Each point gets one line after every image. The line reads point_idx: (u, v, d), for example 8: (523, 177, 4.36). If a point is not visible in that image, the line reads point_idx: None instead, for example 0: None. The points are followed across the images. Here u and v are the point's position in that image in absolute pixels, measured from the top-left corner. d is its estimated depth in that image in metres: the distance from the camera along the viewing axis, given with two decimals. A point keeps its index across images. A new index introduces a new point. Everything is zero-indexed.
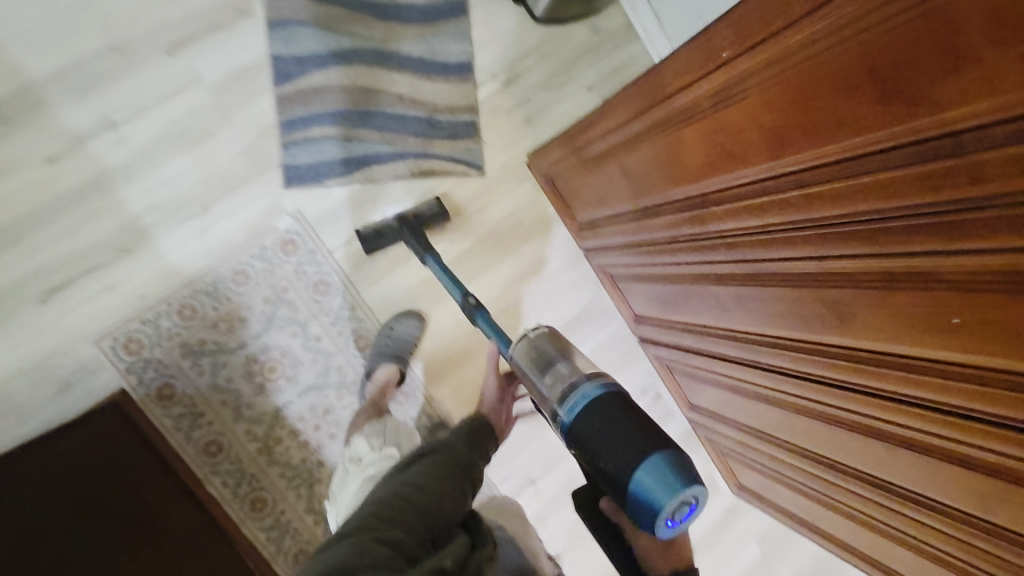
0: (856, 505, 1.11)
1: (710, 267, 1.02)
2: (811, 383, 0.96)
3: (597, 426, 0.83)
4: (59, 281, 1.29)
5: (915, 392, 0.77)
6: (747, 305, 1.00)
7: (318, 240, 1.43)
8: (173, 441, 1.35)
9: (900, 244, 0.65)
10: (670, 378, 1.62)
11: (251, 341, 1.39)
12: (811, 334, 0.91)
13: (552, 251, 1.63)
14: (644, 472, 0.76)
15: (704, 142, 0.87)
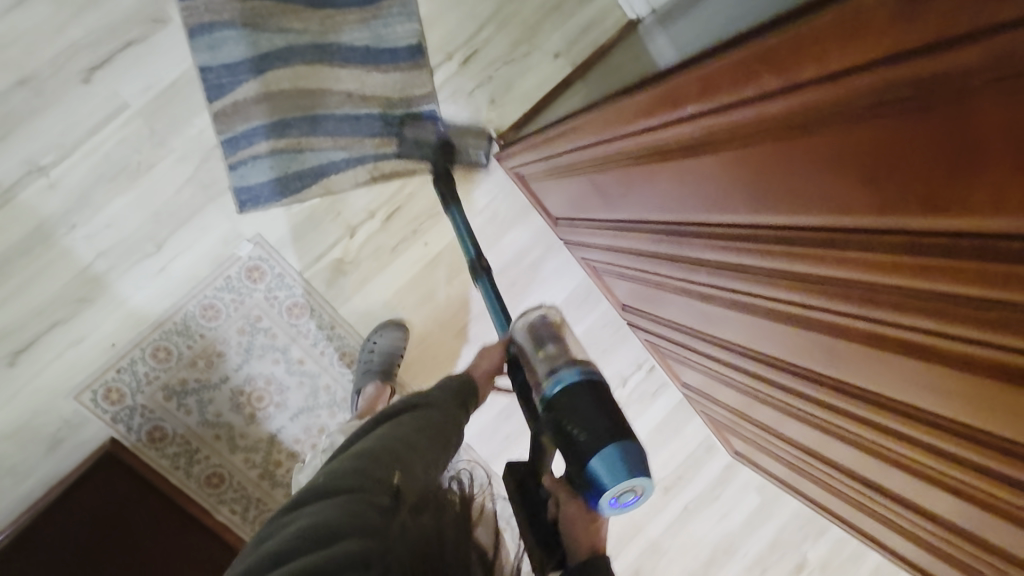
0: (851, 493, 1.11)
1: (692, 287, 0.96)
2: (800, 399, 0.93)
3: (576, 402, 0.75)
4: (23, 341, 1.24)
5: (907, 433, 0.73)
6: (733, 324, 0.95)
7: (285, 263, 1.37)
8: (173, 479, 1.34)
9: (898, 312, 0.58)
10: (661, 358, 1.60)
11: (233, 374, 1.36)
12: (796, 360, 0.86)
13: (534, 238, 1.55)
14: (600, 457, 0.70)
15: (673, 181, 0.78)
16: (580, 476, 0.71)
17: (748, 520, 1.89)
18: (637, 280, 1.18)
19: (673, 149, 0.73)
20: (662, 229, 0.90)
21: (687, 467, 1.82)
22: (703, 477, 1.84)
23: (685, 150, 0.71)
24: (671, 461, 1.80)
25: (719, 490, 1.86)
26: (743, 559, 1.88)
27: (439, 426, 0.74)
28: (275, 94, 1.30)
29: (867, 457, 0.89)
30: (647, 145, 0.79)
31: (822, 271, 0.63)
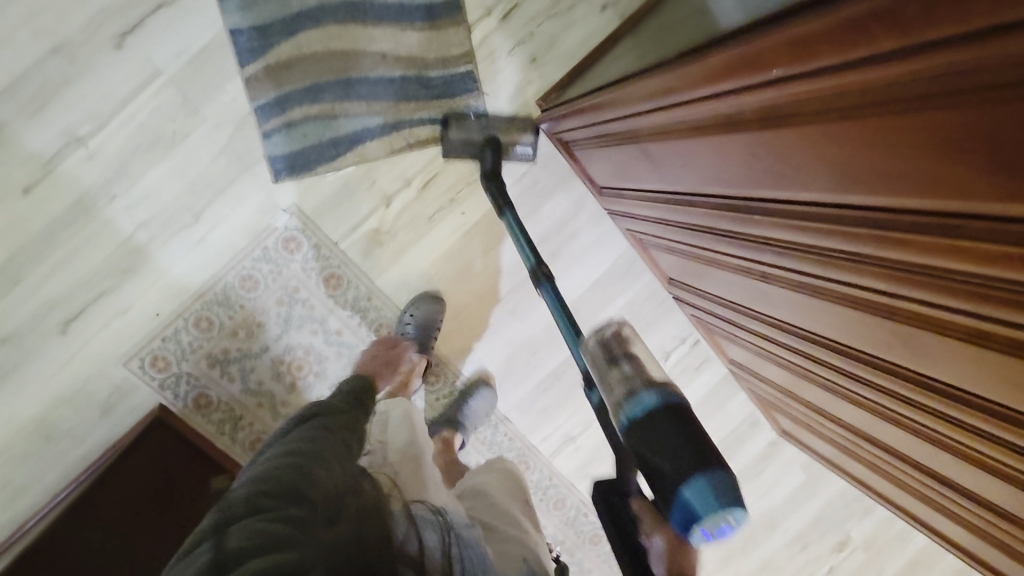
0: (903, 483, 1.07)
1: (748, 268, 0.91)
2: (854, 390, 0.88)
3: (651, 428, 0.63)
4: (72, 311, 1.27)
5: (971, 438, 0.68)
6: (785, 305, 0.90)
7: (321, 233, 1.35)
8: (220, 444, 1.38)
9: (981, 311, 0.52)
10: (707, 332, 1.55)
11: (273, 343, 1.37)
12: (851, 352, 0.81)
13: (575, 207, 1.48)
14: (686, 486, 0.58)
15: (729, 154, 0.74)
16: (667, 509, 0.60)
17: (791, 497, 1.84)
18: (685, 255, 1.13)
19: (736, 116, 0.69)
20: (710, 205, 0.86)
21: (729, 442, 1.77)
22: (746, 452, 1.80)
23: (749, 121, 0.67)
24: (713, 436, 1.76)
25: (762, 465, 1.82)
26: (783, 534, 1.85)
27: (339, 423, 0.85)
28: (307, 57, 1.26)
29: (926, 454, 0.84)
30: (705, 115, 0.75)
31: (884, 255, 0.60)
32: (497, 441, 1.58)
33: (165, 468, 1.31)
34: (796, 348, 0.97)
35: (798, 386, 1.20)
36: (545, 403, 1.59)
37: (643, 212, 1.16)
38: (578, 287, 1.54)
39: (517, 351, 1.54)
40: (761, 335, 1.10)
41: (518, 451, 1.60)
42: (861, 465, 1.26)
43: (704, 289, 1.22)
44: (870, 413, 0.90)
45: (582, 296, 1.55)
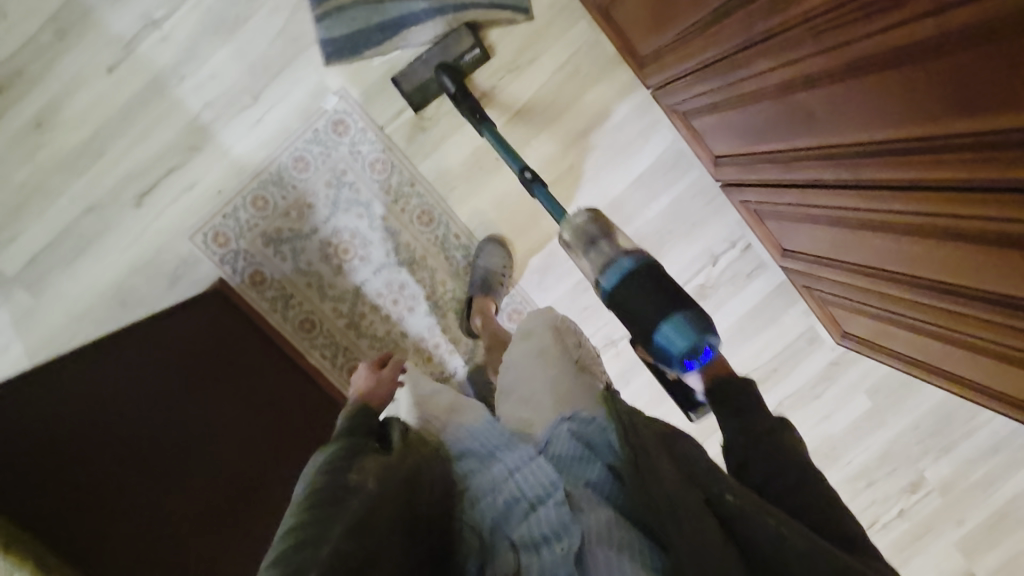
0: (911, 320, 1.10)
1: (817, 141, 0.93)
2: (852, 198, 0.95)
3: (630, 289, 0.94)
4: (147, 184, 1.39)
5: (920, 202, 0.81)
6: (780, 123, 0.98)
7: (367, 116, 1.40)
8: (272, 321, 1.47)
9: (906, 73, 0.69)
10: (755, 221, 1.43)
11: (322, 225, 1.45)
12: (840, 149, 0.89)
13: (619, 96, 1.45)
14: (665, 325, 0.89)
15: (843, 10, 0.72)
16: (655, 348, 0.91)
17: (853, 425, 1.74)
18: (724, 119, 1.15)
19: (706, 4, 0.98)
20: (801, 28, 0.81)
21: (785, 358, 1.67)
22: (803, 371, 1.69)
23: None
24: (767, 350, 1.66)
25: (821, 388, 1.70)
26: (847, 468, 1.77)
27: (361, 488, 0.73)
28: None
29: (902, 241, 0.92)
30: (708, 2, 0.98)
31: (1007, 180, 0.66)
32: None
33: (228, 338, 1.36)
34: (839, 225, 1.06)
35: (817, 241, 1.19)
36: (586, 303, 1.56)
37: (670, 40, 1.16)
38: (622, 182, 1.51)
39: (556, 247, 1.53)
40: (774, 180, 1.13)
41: None
42: (887, 335, 1.24)
43: (731, 144, 1.21)
44: (864, 219, 0.97)
45: (623, 191, 1.52)
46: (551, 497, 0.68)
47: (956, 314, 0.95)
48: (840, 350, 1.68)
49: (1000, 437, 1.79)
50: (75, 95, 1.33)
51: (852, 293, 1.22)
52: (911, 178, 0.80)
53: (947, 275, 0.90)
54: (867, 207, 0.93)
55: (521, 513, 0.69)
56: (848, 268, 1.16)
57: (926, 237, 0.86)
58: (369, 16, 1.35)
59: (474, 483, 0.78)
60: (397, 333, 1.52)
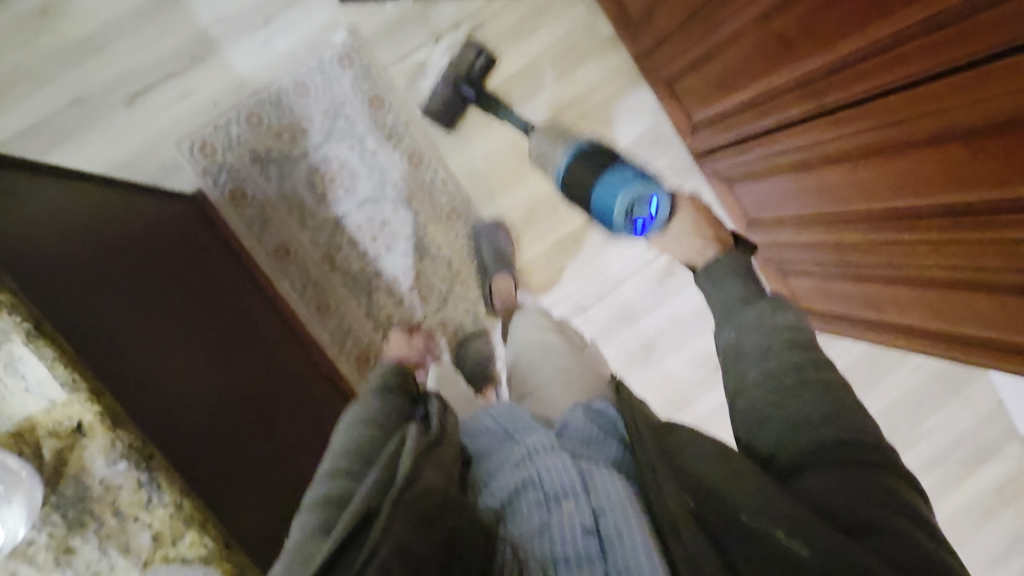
0: (872, 268, 1.16)
1: (789, 72, 1.04)
2: (820, 127, 1.04)
3: (576, 175, 1.16)
4: (143, 86, 1.39)
5: (882, 107, 0.91)
6: (755, 62, 1.10)
7: (373, 56, 1.47)
8: (246, 241, 1.45)
9: None
10: (726, 196, 1.51)
11: (312, 152, 1.47)
12: (811, 71, 0.99)
13: (608, 73, 1.58)
14: (599, 189, 1.11)
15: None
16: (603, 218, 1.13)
17: None
18: (703, 72, 1.26)
19: None
20: None
21: None
22: None
23: None
24: None
25: None
26: None
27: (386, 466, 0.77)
28: None
29: (866, 163, 1.01)
30: None
31: (954, 57, 0.76)
32: None
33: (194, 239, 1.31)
34: (801, 168, 1.16)
35: (785, 196, 1.27)
36: (560, 265, 1.60)
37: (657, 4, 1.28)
38: None
39: (538, 206, 1.58)
40: (749, 131, 1.23)
41: None
42: (850, 297, 1.30)
43: (708, 104, 1.32)
44: (830, 149, 1.06)
45: None
46: (575, 498, 0.69)
47: (914, 240, 1.01)
48: None
49: (939, 450, 1.86)
50: None
51: (817, 252, 1.29)
52: (874, 83, 0.90)
53: (906, 193, 0.98)
54: (834, 132, 1.02)
55: (535, 505, 0.70)
56: (815, 220, 1.23)
57: (887, 150, 0.95)
58: None
59: (483, 466, 0.82)
60: (371, 271, 1.51)
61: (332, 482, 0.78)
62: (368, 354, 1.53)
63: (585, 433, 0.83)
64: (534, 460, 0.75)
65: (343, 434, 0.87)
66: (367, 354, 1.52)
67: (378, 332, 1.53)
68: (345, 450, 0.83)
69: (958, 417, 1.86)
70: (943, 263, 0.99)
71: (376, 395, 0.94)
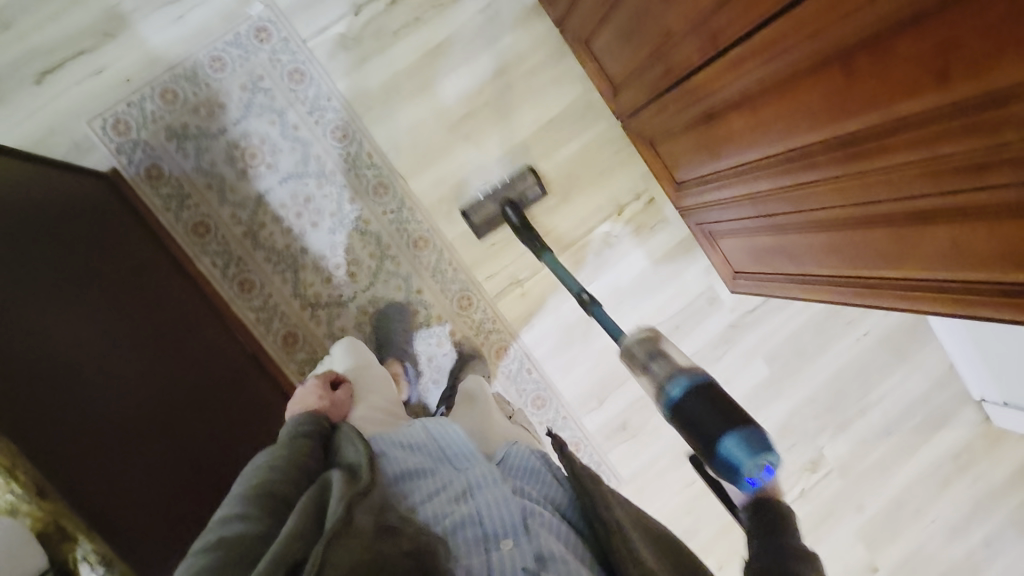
0: (783, 218, 1.13)
1: (686, 14, 1.02)
2: (718, 68, 1.02)
3: (695, 402, 0.93)
4: (52, 63, 1.36)
5: (768, 42, 0.88)
6: (653, 6, 1.08)
7: (291, 28, 1.45)
8: (163, 220, 1.41)
9: None
10: (654, 159, 1.49)
11: (231, 127, 1.43)
12: (701, 10, 0.97)
13: (535, 43, 1.56)
14: (730, 436, 0.87)
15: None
16: (720, 465, 0.86)
17: (754, 394, 1.74)
18: (615, 26, 1.24)
19: None
20: None
21: (686, 317, 1.69)
22: (704, 331, 1.71)
23: None
24: (669, 307, 1.68)
25: (723, 350, 1.72)
26: None
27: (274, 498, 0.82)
28: None
29: (759, 103, 0.99)
30: None
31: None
32: (440, 271, 1.55)
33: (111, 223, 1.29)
34: (713, 118, 1.14)
35: (703, 152, 1.25)
36: (493, 238, 1.57)
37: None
38: (533, 123, 1.58)
39: (468, 177, 1.56)
40: (661, 85, 1.22)
41: (461, 286, 1.56)
42: (772, 253, 1.27)
43: (627, 63, 1.30)
44: (730, 89, 1.03)
45: (535, 132, 1.59)
46: (514, 539, 0.75)
47: (817, 184, 0.98)
48: (738, 313, 1.71)
49: (891, 418, 1.83)
50: None
51: (738, 208, 1.26)
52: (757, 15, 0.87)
53: (799, 131, 0.95)
54: (731, 74, 1.00)
55: (473, 544, 0.76)
56: (730, 173, 1.21)
57: (777, 85, 0.93)
58: None
59: (423, 485, 0.85)
60: (296, 249, 1.48)
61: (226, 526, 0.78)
62: (295, 334, 1.50)
63: (519, 466, 0.91)
64: (477, 495, 0.81)
65: (245, 476, 0.88)
66: (294, 335, 1.50)
67: (305, 312, 1.49)
68: (239, 493, 0.84)
69: (908, 384, 1.84)
70: (843, 206, 0.96)
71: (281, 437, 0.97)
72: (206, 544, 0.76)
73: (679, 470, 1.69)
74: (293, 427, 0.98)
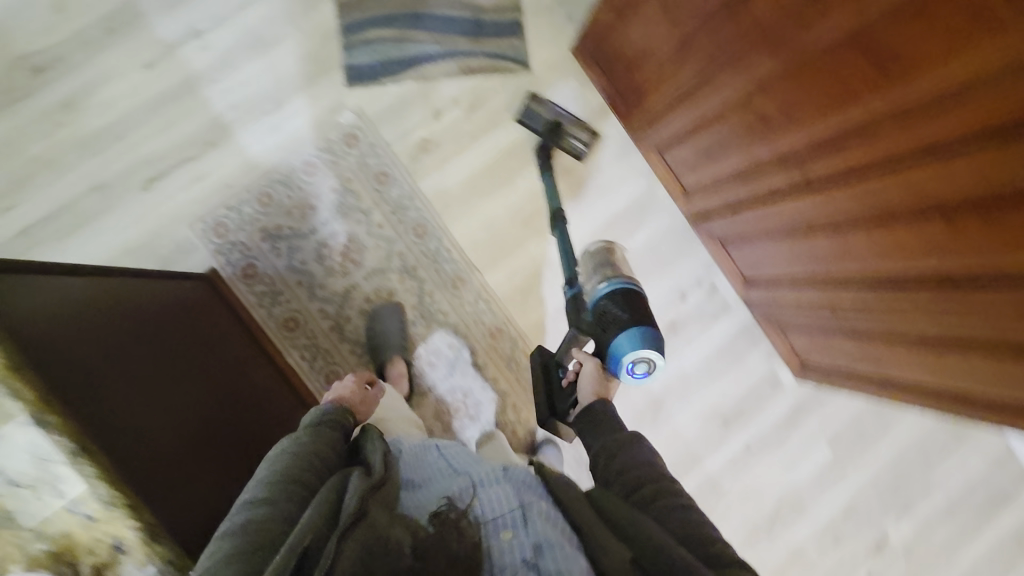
0: (868, 323, 1.21)
1: (778, 151, 1.09)
2: (807, 197, 1.09)
3: (618, 303, 1.15)
4: (159, 172, 1.45)
5: (871, 189, 0.96)
6: (738, 136, 1.16)
7: (378, 135, 1.55)
8: (257, 315, 1.49)
9: (855, 67, 0.86)
10: (720, 253, 1.56)
11: (322, 228, 1.52)
12: (796, 150, 1.05)
13: (602, 141, 1.65)
14: (622, 335, 1.11)
15: (794, 18, 0.91)
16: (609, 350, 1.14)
17: (817, 476, 1.77)
18: (691, 145, 1.32)
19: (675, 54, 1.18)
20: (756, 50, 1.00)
21: (748, 401, 1.74)
22: (767, 414, 1.75)
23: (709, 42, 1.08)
24: (731, 391, 1.73)
25: (785, 433, 1.76)
26: (812, 521, 1.76)
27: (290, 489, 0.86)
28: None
29: (847, 232, 1.07)
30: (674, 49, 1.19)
31: (929, 143, 0.83)
32: (514, 359, 1.60)
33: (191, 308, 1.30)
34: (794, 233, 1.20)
35: (778, 259, 1.33)
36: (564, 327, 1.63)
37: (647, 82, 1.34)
38: (601, 217, 1.65)
39: (541, 270, 1.62)
40: (737, 200, 1.29)
41: None
42: (850, 348, 1.35)
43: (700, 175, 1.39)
44: (815, 215, 1.11)
45: (604, 225, 1.66)
46: (514, 529, 0.77)
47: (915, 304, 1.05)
48: (798, 395, 1.76)
49: (952, 498, 1.84)
50: (105, 84, 1.43)
51: (815, 308, 1.33)
52: (862, 164, 0.95)
53: (895, 261, 1.03)
54: (819, 204, 1.08)
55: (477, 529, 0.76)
56: (810, 280, 1.28)
57: (869, 224, 1.01)
58: (393, 53, 1.54)
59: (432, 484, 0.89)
60: None
61: (249, 511, 0.82)
62: None
63: (524, 478, 0.90)
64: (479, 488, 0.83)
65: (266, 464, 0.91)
66: None
67: None
68: (264, 479, 0.87)
69: (967, 463, 1.86)
70: (941, 324, 1.04)
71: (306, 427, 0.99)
72: (230, 528, 0.80)
73: (746, 554, 1.71)
74: (327, 431, 0.99)
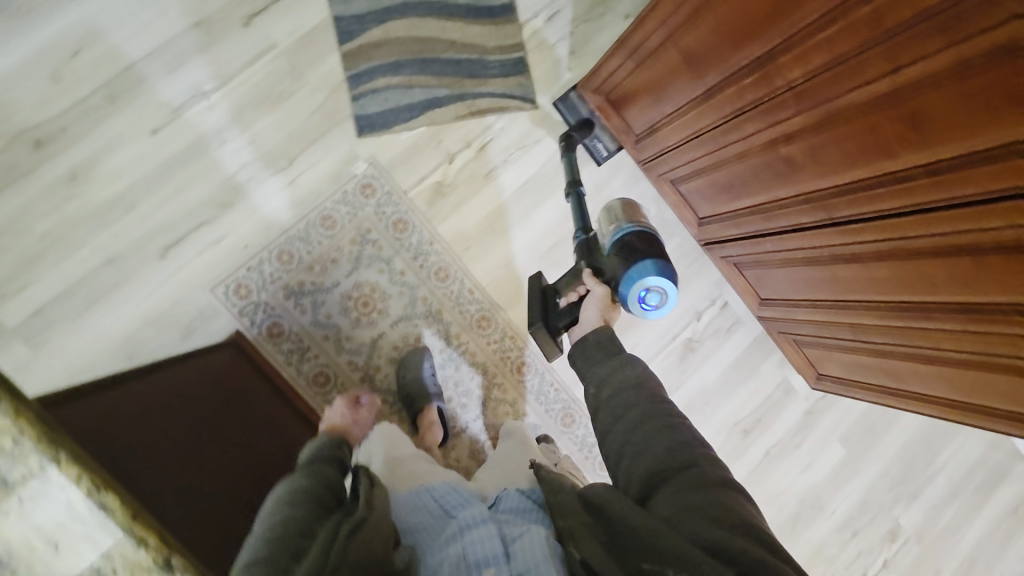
0: (886, 345, 1.26)
1: (803, 191, 1.15)
2: (830, 232, 1.14)
3: (639, 243, 1.22)
4: (174, 237, 1.43)
5: (895, 229, 1.01)
6: (761, 175, 1.21)
7: (393, 182, 1.55)
8: (286, 374, 1.47)
9: (885, 123, 0.92)
10: (733, 275, 1.61)
11: (344, 280, 1.51)
12: (821, 192, 1.11)
13: (611, 170, 1.68)
14: (645, 264, 1.19)
15: (831, 76, 0.95)
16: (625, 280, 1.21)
17: (834, 475, 1.85)
18: (709, 178, 1.37)
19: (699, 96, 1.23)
20: (782, 101, 1.05)
21: (766, 410, 1.81)
22: (783, 420, 1.82)
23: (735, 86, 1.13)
24: (750, 402, 1.79)
25: (801, 437, 1.83)
26: (832, 518, 1.85)
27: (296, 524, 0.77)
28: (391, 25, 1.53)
29: (871, 265, 1.12)
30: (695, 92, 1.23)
31: (958, 195, 0.89)
32: (543, 392, 1.64)
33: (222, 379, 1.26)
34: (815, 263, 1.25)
35: (796, 283, 1.38)
36: None
37: (662, 121, 1.38)
38: None
39: None
40: (757, 231, 1.34)
41: (563, 404, 1.65)
42: (865, 365, 1.40)
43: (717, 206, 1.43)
44: (837, 248, 1.16)
45: None
46: (495, 566, 0.76)
47: (934, 329, 1.11)
48: (811, 400, 1.84)
49: (955, 482, 1.96)
50: (112, 152, 1.40)
51: (832, 329, 1.39)
52: (887, 208, 1.01)
53: (916, 292, 1.09)
54: (843, 239, 1.13)
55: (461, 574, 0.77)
56: (828, 305, 1.33)
57: (893, 259, 1.07)
58: (401, 99, 1.53)
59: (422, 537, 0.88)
60: None
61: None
62: None
63: (515, 505, 0.89)
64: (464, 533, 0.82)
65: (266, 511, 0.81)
66: None
67: None
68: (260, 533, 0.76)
69: (966, 448, 1.97)
70: (959, 348, 1.09)
71: (306, 470, 0.91)
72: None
73: None
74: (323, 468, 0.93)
